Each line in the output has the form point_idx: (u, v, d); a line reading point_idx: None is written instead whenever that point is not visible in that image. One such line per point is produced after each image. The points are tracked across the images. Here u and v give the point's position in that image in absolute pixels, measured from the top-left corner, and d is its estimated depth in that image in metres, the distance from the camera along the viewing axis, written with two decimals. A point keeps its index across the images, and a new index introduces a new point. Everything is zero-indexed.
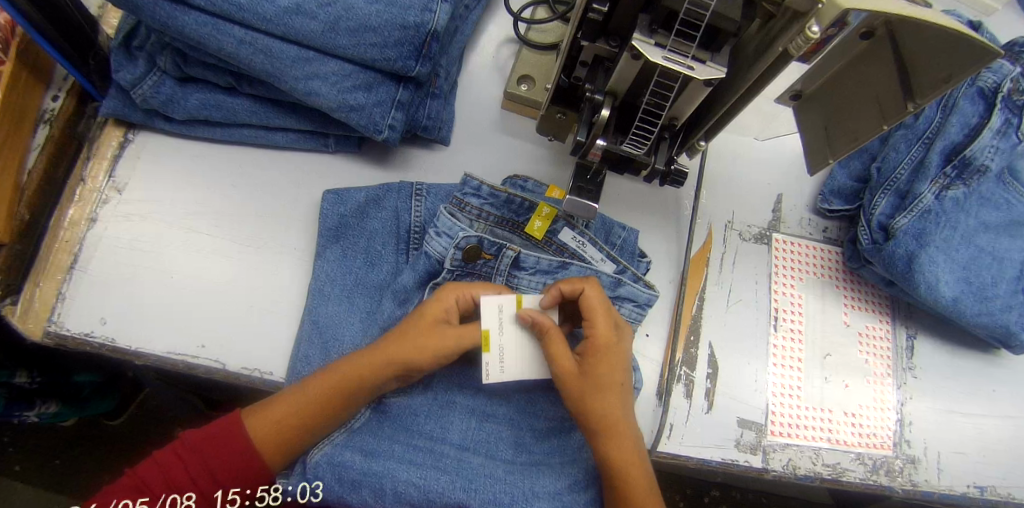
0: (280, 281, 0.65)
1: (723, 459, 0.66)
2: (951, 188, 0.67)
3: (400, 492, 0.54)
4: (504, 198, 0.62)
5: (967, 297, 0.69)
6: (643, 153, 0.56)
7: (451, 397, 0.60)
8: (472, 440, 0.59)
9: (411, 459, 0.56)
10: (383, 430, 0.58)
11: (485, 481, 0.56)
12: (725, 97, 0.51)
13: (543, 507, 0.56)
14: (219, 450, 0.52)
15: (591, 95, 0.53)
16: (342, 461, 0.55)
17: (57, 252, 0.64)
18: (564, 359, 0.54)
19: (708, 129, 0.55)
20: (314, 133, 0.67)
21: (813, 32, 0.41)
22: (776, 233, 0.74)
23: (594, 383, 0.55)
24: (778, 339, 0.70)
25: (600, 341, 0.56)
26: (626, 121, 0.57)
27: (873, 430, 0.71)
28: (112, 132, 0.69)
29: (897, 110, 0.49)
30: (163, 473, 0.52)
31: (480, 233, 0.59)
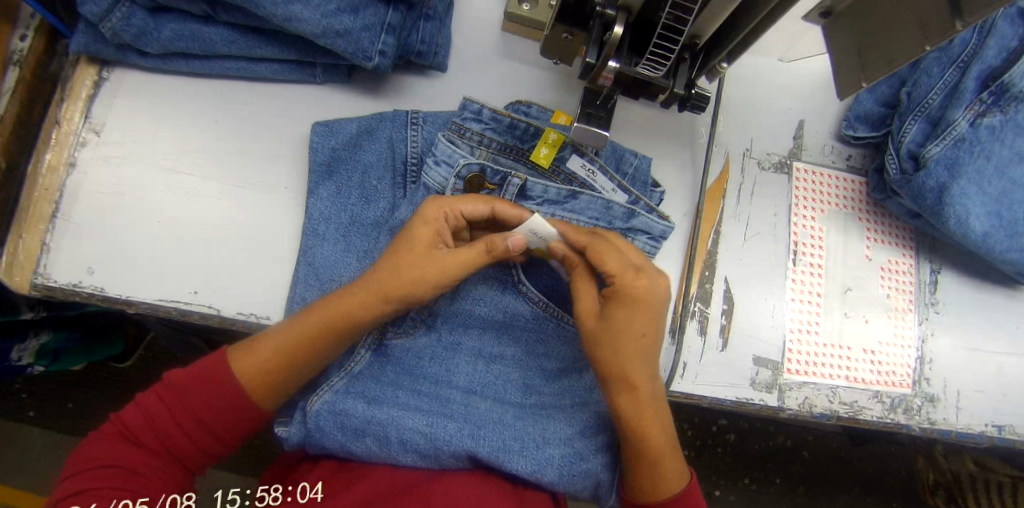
0: (273, 222, 0.61)
1: (738, 398, 0.64)
2: (987, 115, 0.62)
3: (405, 440, 0.52)
4: (506, 123, 0.58)
5: (997, 232, 0.65)
6: (660, 76, 0.51)
7: (456, 339, 0.58)
8: (479, 383, 0.57)
9: (417, 407, 0.54)
10: (386, 374, 0.56)
11: (494, 428, 0.54)
12: (751, 12, 0.45)
13: (555, 453, 0.54)
14: (205, 396, 0.50)
15: (601, 12, 0.48)
16: (345, 407, 0.53)
17: (37, 200, 0.61)
18: (585, 301, 0.53)
19: (731, 50, 0.50)
20: (300, 63, 0.62)
21: None
22: (797, 161, 0.70)
23: (614, 333, 0.51)
24: (797, 274, 0.67)
25: (619, 288, 0.51)
26: (641, 41, 0.51)
27: (892, 368, 0.69)
28: (85, 70, 0.64)
29: (945, 31, 0.43)
30: (149, 424, 0.50)
31: (481, 161, 0.56)
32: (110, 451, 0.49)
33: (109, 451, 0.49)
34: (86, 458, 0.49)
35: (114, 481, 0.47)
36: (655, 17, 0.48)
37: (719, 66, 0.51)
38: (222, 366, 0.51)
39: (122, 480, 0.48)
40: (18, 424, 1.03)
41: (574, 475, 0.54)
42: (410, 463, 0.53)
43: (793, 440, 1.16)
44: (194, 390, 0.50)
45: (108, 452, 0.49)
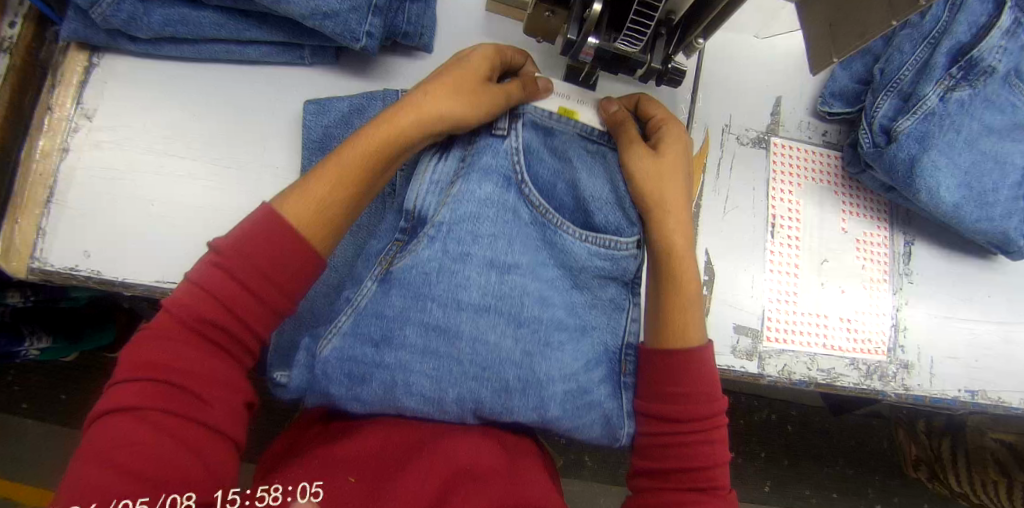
0: (264, 203, 0.63)
1: (720, 365, 0.66)
2: (956, 89, 0.65)
3: (411, 384, 0.54)
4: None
5: (967, 204, 0.68)
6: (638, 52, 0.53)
7: (465, 250, 0.55)
8: (490, 300, 0.56)
9: (425, 350, 0.55)
10: (394, 303, 0.55)
11: (501, 364, 0.55)
12: None
13: (557, 388, 0.57)
14: (267, 246, 0.49)
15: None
16: (359, 342, 0.54)
17: (32, 188, 0.62)
18: (639, 143, 0.60)
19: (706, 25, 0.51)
20: (288, 45, 0.63)
21: None
22: (774, 136, 0.72)
23: (672, 156, 0.62)
24: (775, 246, 0.70)
25: (667, 120, 0.63)
26: (622, 15, 0.52)
27: (867, 336, 0.72)
28: (76, 56, 0.65)
29: (908, 8, 0.45)
30: (220, 307, 0.47)
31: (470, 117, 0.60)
32: (167, 360, 0.46)
33: (164, 354, 0.46)
34: (141, 362, 0.46)
35: (170, 402, 0.45)
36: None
37: (697, 41, 0.53)
38: (275, 223, 0.50)
39: (179, 401, 0.45)
40: (17, 411, 1.04)
41: (580, 405, 0.59)
42: (415, 407, 0.55)
43: (777, 414, 1.20)
44: (253, 252, 0.48)
45: (166, 357, 0.46)
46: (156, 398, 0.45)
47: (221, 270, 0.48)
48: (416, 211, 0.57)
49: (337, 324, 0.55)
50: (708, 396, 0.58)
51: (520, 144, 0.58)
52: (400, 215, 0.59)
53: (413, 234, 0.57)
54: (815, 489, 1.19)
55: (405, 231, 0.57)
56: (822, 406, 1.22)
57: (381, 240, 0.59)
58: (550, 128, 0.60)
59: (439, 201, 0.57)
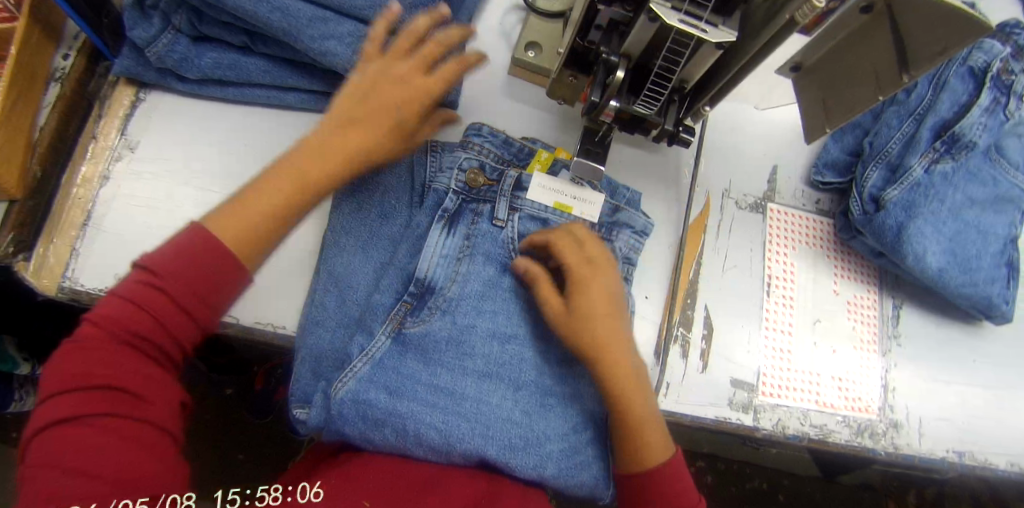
0: (290, 239, 0.66)
1: (717, 417, 0.69)
2: (940, 161, 0.72)
3: (421, 434, 0.55)
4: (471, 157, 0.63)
5: (952, 268, 0.72)
6: (653, 114, 0.56)
7: (469, 322, 0.59)
8: (495, 365, 0.59)
9: (435, 404, 0.56)
10: (406, 363, 0.57)
11: (503, 425, 0.57)
12: (732, 62, 0.51)
13: (554, 449, 0.58)
14: (189, 268, 0.47)
15: (604, 58, 0.52)
16: (367, 399, 0.55)
17: (71, 210, 0.66)
18: (552, 303, 0.59)
19: (715, 94, 0.55)
20: (326, 95, 0.69)
21: (818, 3, 0.40)
22: (771, 203, 0.77)
23: (581, 313, 0.57)
24: (770, 305, 0.73)
25: (578, 279, 0.58)
26: (639, 82, 0.56)
27: (858, 394, 0.75)
28: (124, 90, 0.70)
29: (894, 84, 0.51)
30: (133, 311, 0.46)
31: (458, 190, 0.62)
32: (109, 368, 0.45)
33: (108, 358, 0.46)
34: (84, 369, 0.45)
35: (118, 407, 0.45)
36: (651, 62, 0.54)
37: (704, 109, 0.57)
38: (196, 244, 0.48)
39: (125, 404, 0.45)
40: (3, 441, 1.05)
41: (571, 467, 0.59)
42: (423, 456, 0.55)
43: (769, 483, 1.21)
44: (177, 270, 0.47)
45: (109, 361, 0.45)
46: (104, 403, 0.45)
47: (155, 275, 0.47)
48: (425, 280, 0.59)
49: (351, 368, 0.56)
50: (671, 469, 0.58)
51: (517, 235, 0.63)
52: (402, 275, 0.60)
53: (421, 300, 0.59)
54: None
55: (413, 294, 0.59)
56: (821, 477, 1.23)
57: (384, 297, 0.59)
58: (545, 219, 0.64)
59: (448, 273, 0.60)
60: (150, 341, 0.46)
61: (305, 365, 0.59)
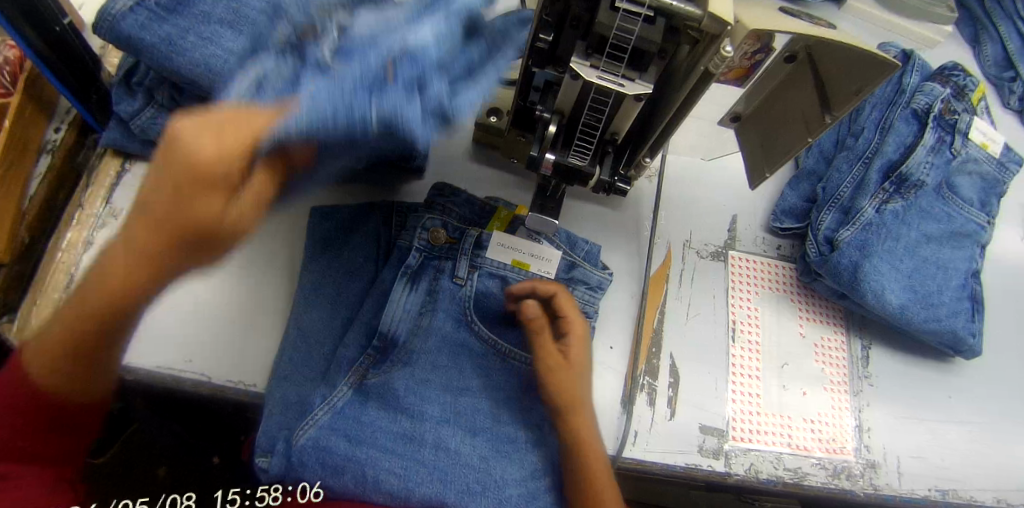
0: (264, 300, 0.69)
1: (687, 464, 0.69)
2: (890, 201, 0.74)
3: (378, 482, 0.55)
4: (435, 219, 0.65)
5: (913, 305, 0.74)
6: (587, 165, 0.58)
7: (427, 377, 0.62)
8: (451, 412, 0.61)
9: (392, 449, 0.58)
10: (367, 413, 0.59)
11: (461, 471, 0.58)
12: (661, 113, 0.54)
13: (514, 494, 0.59)
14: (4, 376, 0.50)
15: (540, 114, 0.55)
16: (324, 450, 0.56)
17: (54, 273, 0.68)
18: (553, 356, 0.63)
19: (652, 142, 0.57)
20: None
21: (728, 53, 0.44)
22: (732, 250, 0.79)
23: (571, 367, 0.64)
24: (736, 350, 0.75)
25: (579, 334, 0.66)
26: (572, 135, 0.58)
27: (831, 435, 0.75)
28: (110, 162, 0.74)
29: (819, 124, 0.54)
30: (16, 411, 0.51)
31: (422, 249, 0.64)
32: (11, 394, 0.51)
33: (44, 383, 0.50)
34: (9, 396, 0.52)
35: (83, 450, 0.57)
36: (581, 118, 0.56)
37: (642, 159, 0.59)
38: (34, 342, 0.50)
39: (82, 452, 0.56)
40: None
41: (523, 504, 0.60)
42: (381, 503, 0.56)
43: None
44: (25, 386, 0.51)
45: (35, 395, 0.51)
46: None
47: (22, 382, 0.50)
48: (388, 334, 0.61)
49: (314, 417, 0.58)
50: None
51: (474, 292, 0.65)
52: (366, 327, 0.62)
53: (383, 354, 0.61)
54: None
55: (378, 347, 0.61)
56: None
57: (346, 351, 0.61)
58: (504, 277, 0.66)
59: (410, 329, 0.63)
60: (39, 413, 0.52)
61: (273, 421, 0.59)
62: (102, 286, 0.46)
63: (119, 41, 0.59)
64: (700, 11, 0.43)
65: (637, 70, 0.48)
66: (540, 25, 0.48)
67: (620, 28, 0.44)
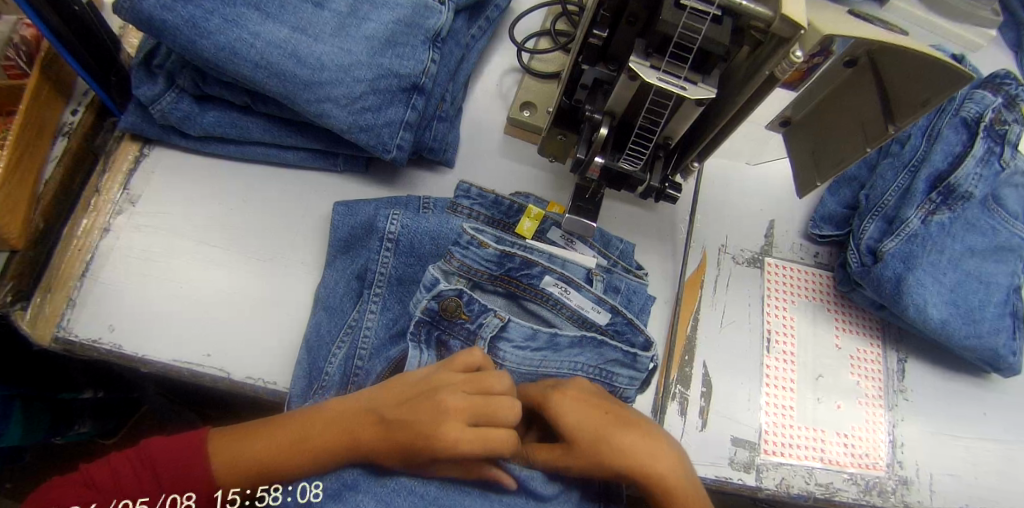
0: (286, 294, 0.67)
1: (718, 476, 0.67)
2: (937, 212, 0.72)
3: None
4: (496, 254, 0.59)
5: (955, 319, 0.71)
6: (638, 170, 0.56)
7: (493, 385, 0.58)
8: None
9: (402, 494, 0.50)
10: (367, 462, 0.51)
11: None
12: (717, 117, 0.51)
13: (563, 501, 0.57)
14: (170, 453, 0.48)
15: (589, 115, 0.53)
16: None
17: (70, 261, 0.67)
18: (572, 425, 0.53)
19: (704, 147, 0.54)
20: (324, 153, 0.70)
21: (797, 57, 0.40)
22: (769, 257, 0.77)
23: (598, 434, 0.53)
24: (770, 360, 0.72)
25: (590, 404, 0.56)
26: (624, 139, 0.56)
27: (864, 450, 0.72)
28: (128, 146, 0.72)
29: (879, 134, 0.51)
30: (112, 469, 0.47)
31: (461, 272, 0.60)
32: (124, 477, 0.47)
33: (192, 457, 0.48)
34: (104, 468, 0.47)
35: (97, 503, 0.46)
36: (634, 119, 0.53)
37: (692, 164, 0.56)
38: (192, 444, 0.49)
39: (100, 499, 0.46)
40: None
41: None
42: None
43: None
44: (157, 457, 0.48)
45: (127, 486, 0.47)
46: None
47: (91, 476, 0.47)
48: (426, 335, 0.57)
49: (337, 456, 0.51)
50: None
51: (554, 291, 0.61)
52: (387, 321, 0.60)
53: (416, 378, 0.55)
54: None
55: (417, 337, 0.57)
56: None
57: (375, 362, 0.58)
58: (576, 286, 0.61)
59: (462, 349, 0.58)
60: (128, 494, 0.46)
61: (295, 404, 0.58)
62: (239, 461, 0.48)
63: (141, 23, 0.55)
64: (769, 11, 0.41)
65: (700, 73, 0.45)
66: (596, 21, 0.46)
67: (686, 26, 0.41)
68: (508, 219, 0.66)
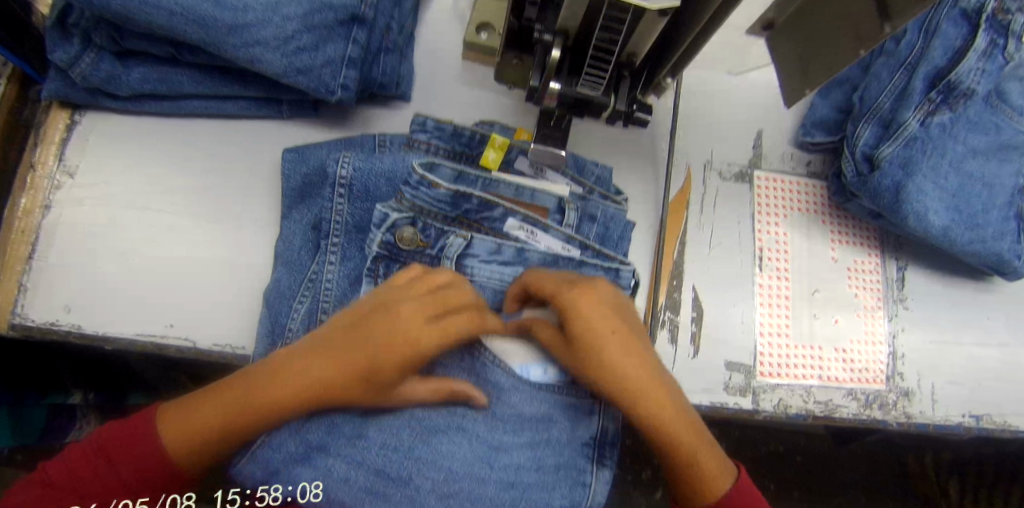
0: (245, 253, 0.63)
1: (712, 403, 0.65)
2: (937, 113, 0.65)
3: (331, 489, 0.49)
4: (448, 193, 0.56)
5: (957, 226, 0.67)
6: (600, 95, 0.52)
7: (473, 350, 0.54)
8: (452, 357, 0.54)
9: (384, 466, 0.50)
10: (333, 443, 0.50)
11: (468, 479, 0.51)
12: (686, 29, 0.45)
13: (553, 451, 0.56)
14: (124, 436, 0.46)
15: (540, 37, 0.47)
16: (336, 475, 0.50)
17: (13, 244, 0.61)
18: (560, 351, 0.52)
19: (673, 63, 0.49)
20: (267, 100, 0.64)
21: None
22: (758, 170, 0.72)
23: (585, 339, 0.49)
24: (764, 279, 0.69)
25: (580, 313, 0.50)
26: (582, 61, 0.51)
27: (864, 365, 0.70)
28: (58, 114, 0.65)
29: (875, 34, 0.45)
30: (68, 466, 0.45)
31: (413, 212, 0.55)
32: (83, 480, 0.44)
33: (142, 437, 0.45)
34: (59, 465, 0.45)
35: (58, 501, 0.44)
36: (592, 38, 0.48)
37: (663, 80, 0.51)
38: (142, 424, 0.46)
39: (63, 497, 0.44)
40: None
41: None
42: None
43: (783, 444, 1.13)
44: (109, 441, 0.46)
45: (88, 486, 0.44)
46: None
47: (46, 476, 0.45)
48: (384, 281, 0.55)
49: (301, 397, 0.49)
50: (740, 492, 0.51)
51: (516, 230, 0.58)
52: (355, 271, 0.57)
53: None
54: None
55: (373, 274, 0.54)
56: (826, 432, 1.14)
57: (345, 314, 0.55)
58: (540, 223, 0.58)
59: None
60: (89, 487, 0.44)
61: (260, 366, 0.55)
62: (186, 429, 0.45)
63: None
64: None
65: None
66: None
67: None
68: (472, 153, 0.62)
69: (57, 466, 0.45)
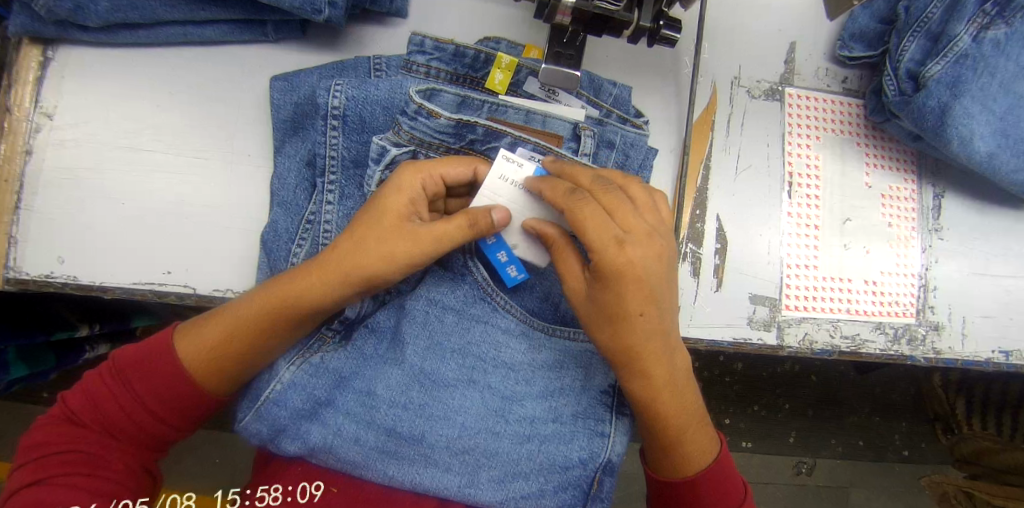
0: (240, 191, 0.59)
1: (735, 339, 0.62)
2: (992, 27, 0.57)
3: (342, 448, 0.51)
4: (451, 123, 0.52)
5: (1004, 152, 0.61)
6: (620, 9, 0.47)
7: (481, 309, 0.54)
8: (461, 307, 0.54)
9: (401, 411, 0.52)
10: (342, 398, 0.52)
11: (476, 432, 0.53)
12: None
13: (566, 402, 0.55)
14: (145, 370, 0.48)
15: None
16: (346, 435, 0.51)
17: None
18: (572, 280, 0.49)
19: None
20: (250, 22, 0.59)
21: None
22: (789, 87, 0.67)
23: (607, 309, 0.48)
24: (793, 206, 0.65)
25: (608, 264, 0.47)
26: None
27: (894, 298, 0.66)
28: (28, 51, 0.59)
29: None
30: (92, 403, 0.47)
31: (414, 145, 0.52)
32: (108, 410, 0.47)
33: (162, 369, 0.48)
34: (83, 400, 0.48)
35: (87, 442, 0.46)
36: None
37: None
38: (158, 353, 0.48)
39: (90, 436, 0.47)
40: None
41: (564, 486, 0.55)
42: (374, 477, 0.52)
43: (800, 366, 1.10)
44: (130, 371, 0.48)
45: (113, 417, 0.47)
46: (67, 480, 0.45)
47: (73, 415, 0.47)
48: None
49: (305, 352, 0.52)
50: (720, 468, 0.53)
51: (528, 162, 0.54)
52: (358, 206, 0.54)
53: None
54: (840, 438, 1.10)
55: None
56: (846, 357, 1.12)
57: None
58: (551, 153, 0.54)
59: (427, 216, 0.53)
60: (117, 421, 0.47)
61: None
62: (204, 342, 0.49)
63: None
64: None
65: None
66: None
67: None
68: (477, 75, 0.57)
69: (84, 403, 0.47)
